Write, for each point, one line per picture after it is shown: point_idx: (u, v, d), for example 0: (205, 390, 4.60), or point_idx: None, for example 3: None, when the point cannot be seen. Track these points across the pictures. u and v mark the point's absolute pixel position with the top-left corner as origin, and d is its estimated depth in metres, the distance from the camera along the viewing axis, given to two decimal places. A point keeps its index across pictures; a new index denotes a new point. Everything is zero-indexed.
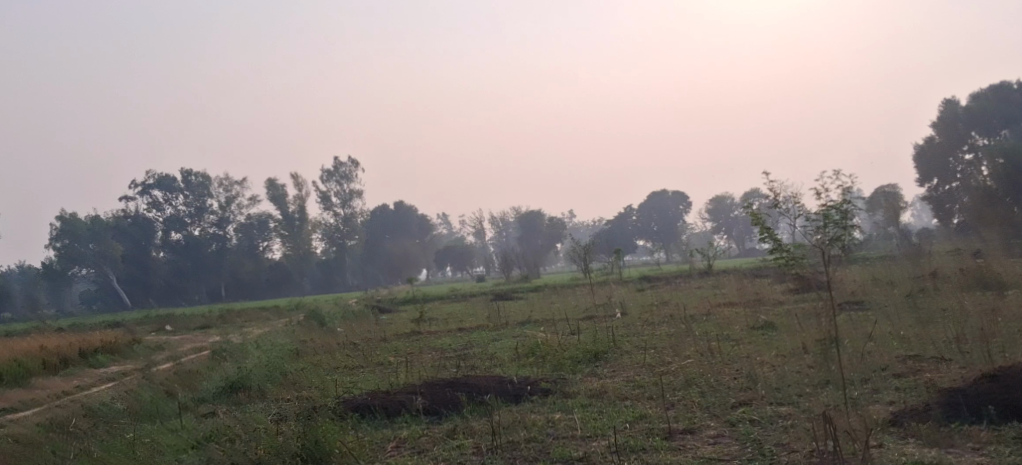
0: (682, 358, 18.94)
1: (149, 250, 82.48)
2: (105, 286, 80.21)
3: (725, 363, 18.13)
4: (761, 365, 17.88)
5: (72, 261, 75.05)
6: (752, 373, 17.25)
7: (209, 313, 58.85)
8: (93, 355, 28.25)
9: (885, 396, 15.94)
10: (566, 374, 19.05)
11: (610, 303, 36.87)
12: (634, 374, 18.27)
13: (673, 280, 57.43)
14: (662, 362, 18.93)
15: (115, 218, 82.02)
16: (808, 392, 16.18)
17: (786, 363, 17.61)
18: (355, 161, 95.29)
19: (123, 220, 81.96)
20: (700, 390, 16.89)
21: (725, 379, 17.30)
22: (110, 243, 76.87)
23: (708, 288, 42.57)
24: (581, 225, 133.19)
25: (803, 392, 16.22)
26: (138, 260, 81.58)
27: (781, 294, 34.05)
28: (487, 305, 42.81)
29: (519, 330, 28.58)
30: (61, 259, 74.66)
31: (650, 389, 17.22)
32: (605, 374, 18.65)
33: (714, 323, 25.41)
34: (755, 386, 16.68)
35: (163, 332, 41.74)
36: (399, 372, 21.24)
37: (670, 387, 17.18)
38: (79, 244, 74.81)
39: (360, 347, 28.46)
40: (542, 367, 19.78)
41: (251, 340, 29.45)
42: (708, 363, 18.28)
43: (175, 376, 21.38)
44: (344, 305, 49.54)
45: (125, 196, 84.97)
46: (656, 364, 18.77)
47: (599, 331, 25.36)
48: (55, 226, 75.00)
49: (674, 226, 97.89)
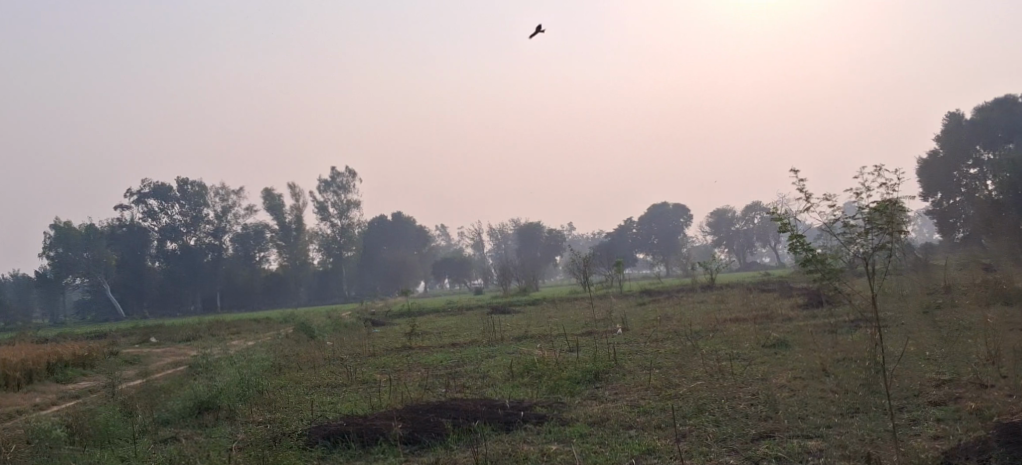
0: (690, 380, 17.49)
1: (143, 259, 80.76)
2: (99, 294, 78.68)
3: (739, 388, 16.66)
4: (780, 389, 16.46)
5: (65, 269, 73.48)
6: (771, 399, 15.80)
7: (200, 324, 57.24)
8: (63, 370, 26.79)
9: (925, 429, 14.56)
10: (564, 396, 17.57)
11: (611, 317, 35.38)
12: (638, 398, 16.80)
13: (674, 294, 55.79)
14: (669, 383, 17.47)
15: (110, 226, 80.59)
16: (836, 423, 14.75)
17: (807, 388, 16.19)
18: (353, 172, 93.81)
19: (117, 228, 80.31)
20: (713, 418, 15.44)
21: (740, 405, 15.85)
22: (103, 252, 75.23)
23: (711, 302, 41.00)
24: (580, 237, 131.79)
25: (831, 423, 14.80)
26: (133, 270, 80.36)
27: (789, 310, 32.57)
28: (483, 318, 41.30)
29: (514, 346, 27.13)
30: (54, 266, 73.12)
31: (655, 416, 15.76)
32: (605, 398, 17.19)
33: (721, 340, 23.95)
34: (775, 415, 15.24)
35: (147, 343, 40.34)
36: (383, 391, 19.79)
37: (679, 414, 15.72)
38: (73, 252, 73.49)
39: (346, 362, 27.00)
40: (537, 388, 18.32)
41: (233, 353, 28.01)
42: (719, 386, 16.84)
43: (142, 396, 19.92)
44: (336, 316, 47.96)
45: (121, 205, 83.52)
46: (662, 386, 17.33)
47: (599, 348, 23.91)
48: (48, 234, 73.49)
49: (673, 239, 96.73)
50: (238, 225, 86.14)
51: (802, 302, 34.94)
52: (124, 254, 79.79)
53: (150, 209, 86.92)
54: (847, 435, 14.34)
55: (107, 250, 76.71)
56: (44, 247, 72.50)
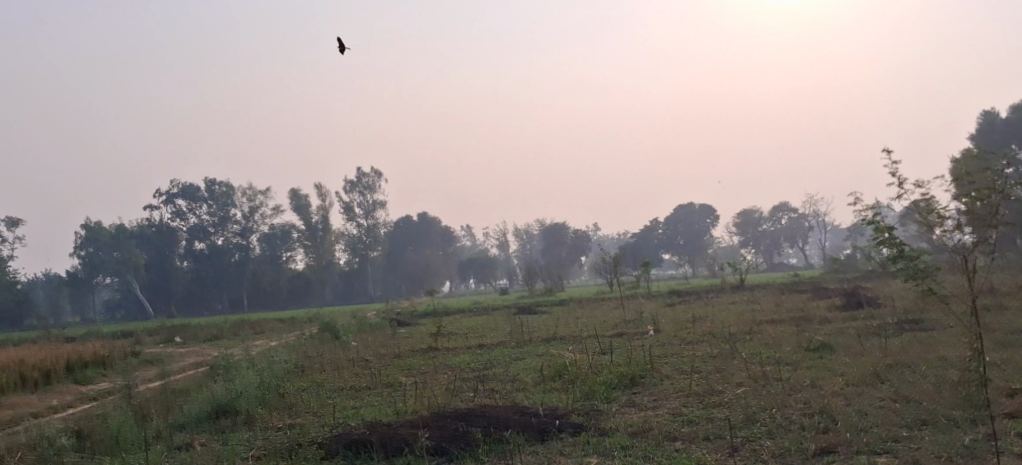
0: (734, 385, 16.54)
1: (172, 259, 80.46)
2: (128, 294, 78.49)
3: (788, 394, 15.68)
4: (834, 396, 15.51)
5: (95, 270, 72.91)
6: (827, 409, 14.83)
7: (226, 323, 56.75)
8: (82, 371, 26.07)
9: (1007, 445, 13.64)
10: (600, 403, 16.64)
11: (640, 318, 34.40)
12: (680, 405, 15.87)
13: (703, 294, 54.74)
14: (711, 390, 16.52)
15: (138, 227, 80.63)
16: (904, 438, 13.85)
17: (864, 397, 15.27)
18: (378, 172, 93.20)
19: (147, 229, 80.39)
20: (764, 430, 14.48)
21: (793, 414, 14.91)
22: (132, 252, 75.10)
23: (743, 304, 39.94)
24: (606, 237, 130.76)
25: (898, 437, 13.91)
26: (162, 269, 79.97)
27: (826, 312, 31.50)
28: (510, 318, 40.41)
29: (543, 347, 26.22)
30: (85, 266, 72.75)
31: (701, 427, 14.84)
32: (644, 405, 16.25)
33: (760, 343, 22.99)
34: (835, 426, 14.29)
35: (172, 343, 39.76)
36: (408, 396, 18.95)
37: (729, 424, 14.78)
38: (103, 251, 73.20)
39: (370, 363, 26.16)
40: (571, 392, 17.39)
41: (255, 354, 27.24)
42: (766, 392, 15.85)
43: (158, 399, 19.15)
44: (361, 315, 47.22)
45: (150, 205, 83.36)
46: (705, 393, 16.38)
47: (632, 351, 22.97)
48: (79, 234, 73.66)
49: (700, 239, 95.42)
50: (264, 225, 85.66)
51: (838, 304, 33.87)
52: (153, 254, 79.54)
53: (178, 209, 86.71)
54: (919, 454, 13.44)
55: (137, 250, 76.63)
56: (75, 248, 72.65)
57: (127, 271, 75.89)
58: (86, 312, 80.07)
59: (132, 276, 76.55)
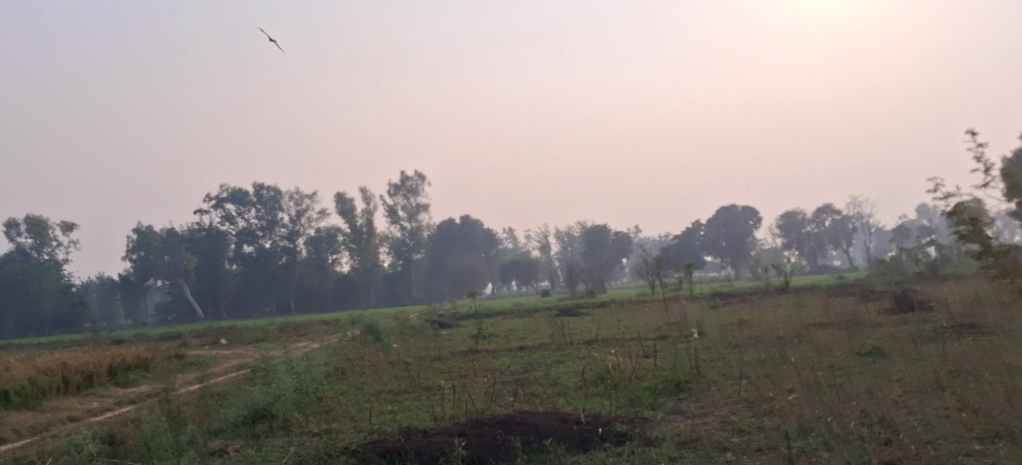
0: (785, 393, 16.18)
1: (221, 262, 80.89)
2: (179, 297, 79.33)
3: (844, 403, 15.26)
4: (894, 407, 15.26)
5: (147, 273, 75.74)
6: (888, 419, 14.46)
7: (270, 325, 56.74)
8: (124, 372, 25.84)
9: None
10: (646, 410, 16.26)
11: (684, 321, 33.73)
12: (730, 414, 15.75)
13: (748, 297, 53.88)
14: (761, 397, 16.24)
15: (190, 231, 81.16)
16: (973, 454, 13.63)
17: (927, 408, 15.06)
18: (421, 175, 93.02)
19: (197, 233, 80.89)
20: (819, 439, 14.13)
21: (852, 424, 14.68)
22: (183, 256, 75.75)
23: (791, 306, 39.13)
24: (648, 239, 129.62)
25: (966, 453, 13.70)
26: (212, 272, 80.40)
27: (876, 315, 30.71)
28: (551, 321, 39.91)
29: (586, 351, 25.72)
30: (136, 271, 75.56)
31: (753, 438, 14.72)
32: (691, 413, 16.01)
33: (810, 347, 22.36)
34: (897, 440, 14.15)
35: (215, 344, 39.68)
36: (448, 400, 18.59)
37: (783, 436, 14.62)
38: (153, 255, 75.49)
39: (410, 366, 25.82)
40: (614, 398, 16.90)
41: (295, 356, 26.98)
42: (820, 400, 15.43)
43: (194, 402, 18.90)
44: (403, 318, 46.96)
45: (199, 210, 83.95)
46: (755, 402, 16.08)
47: (678, 355, 22.41)
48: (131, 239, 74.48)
49: (744, 241, 94.15)
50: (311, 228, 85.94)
51: (889, 307, 33.01)
52: (203, 258, 80.15)
53: (227, 213, 87.17)
54: None
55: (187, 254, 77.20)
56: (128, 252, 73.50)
57: (177, 274, 76.50)
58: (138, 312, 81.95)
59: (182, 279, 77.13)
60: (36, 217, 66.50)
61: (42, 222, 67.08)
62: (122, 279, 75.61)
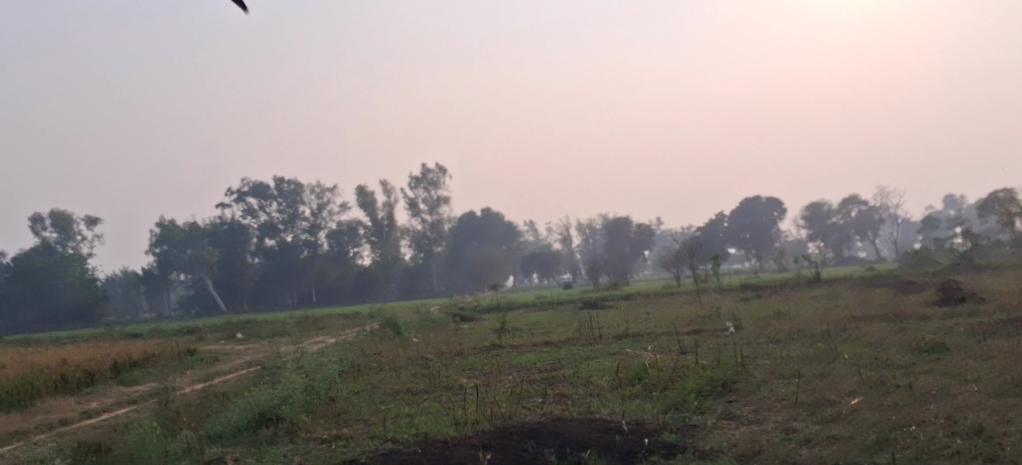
0: (846, 395, 15.17)
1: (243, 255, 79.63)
2: (201, 290, 78.57)
3: (918, 408, 14.41)
4: (981, 410, 14.18)
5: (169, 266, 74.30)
6: (981, 429, 13.59)
7: (288, 319, 55.37)
8: (129, 368, 24.32)
9: None
10: (694, 417, 15.00)
11: (718, 315, 32.07)
12: (790, 420, 14.66)
13: (779, 289, 52.01)
14: (822, 399, 15.12)
15: (210, 225, 80.01)
16: None
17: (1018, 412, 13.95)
18: (443, 168, 91.59)
19: (218, 226, 79.69)
20: (905, 453, 13.23)
21: (938, 433, 13.66)
22: (205, 249, 74.91)
23: (825, 298, 37.46)
24: (670, 233, 127.47)
25: None
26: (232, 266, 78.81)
27: (922, 308, 29.02)
28: (577, 314, 38.32)
29: (617, 346, 24.13)
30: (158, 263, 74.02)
31: (826, 449, 13.59)
32: (745, 419, 14.94)
33: (861, 344, 20.86)
34: (1000, 452, 13.09)
35: (230, 340, 38.14)
36: (469, 402, 17.26)
37: (859, 445, 13.56)
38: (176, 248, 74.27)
39: (430, 363, 24.33)
40: (656, 401, 15.70)
41: (308, 353, 25.52)
42: (886, 404, 14.62)
43: (197, 403, 17.71)
44: (424, 311, 45.51)
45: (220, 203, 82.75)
46: (815, 407, 14.94)
47: (717, 351, 20.93)
48: (152, 231, 73.54)
49: (768, 233, 92.09)
50: (332, 221, 84.69)
51: (934, 299, 31.27)
52: (223, 251, 79.08)
53: (248, 206, 85.94)
54: None
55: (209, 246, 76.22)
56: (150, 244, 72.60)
57: (198, 267, 75.40)
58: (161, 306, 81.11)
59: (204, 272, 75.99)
60: (57, 210, 65.62)
61: (66, 215, 66.25)
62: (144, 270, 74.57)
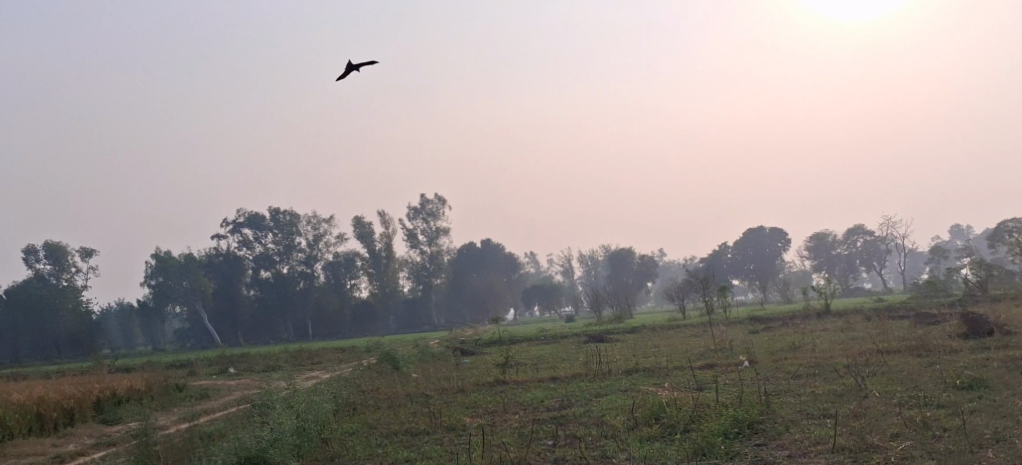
0: (889, 438, 15.38)
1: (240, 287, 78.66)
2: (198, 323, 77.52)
3: (974, 459, 14.53)
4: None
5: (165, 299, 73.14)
6: None
7: (285, 352, 53.96)
8: (113, 406, 23.06)
9: None
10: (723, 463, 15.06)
11: (729, 347, 30.84)
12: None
13: (789, 321, 50.73)
14: (864, 443, 15.25)
15: (206, 256, 78.92)
16: None
17: None
18: (443, 199, 90.56)
19: (215, 258, 78.67)
20: None
21: None
22: (202, 281, 73.88)
23: (838, 330, 36.35)
24: (672, 265, 125.99)
25: None
26: (230, 299, 77.83)
27: (945, 340, 27.97)
28: (581, 347, 37.06)
29: (628, 382, 23.02)
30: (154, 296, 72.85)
31: None
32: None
33: (892, 380, 19.97)
34: None
35: (222, 375, 36.76)
36: (468, 450, 16.32)
37: None
38: (173, 282, 73.11)
39: (430, 400, 23.11)
40: (678, 445, 15.75)
41: (304, 389, 24.40)
42: (937, 451, 14.80)
43: (176, 445, 16.74)
44: (423, 345, 44.09)
45: (218, 234, 81.65)
46: (858, 453, 15.07)
47: (738, 388, 19.94)
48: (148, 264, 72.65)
49: (772, 265, 90.96)
50: (329, 253, 83.63)
51: (955, 332, 30.14)
52: (220, 283, 77.98)
53: (245, 238, 84.84)
54: None
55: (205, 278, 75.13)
56: (146, 277, 71.68)
57: (195, 299, 74.34)
58: (158, 339, 79.80)
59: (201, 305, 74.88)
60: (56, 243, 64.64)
61: (62, 248, 65.15)
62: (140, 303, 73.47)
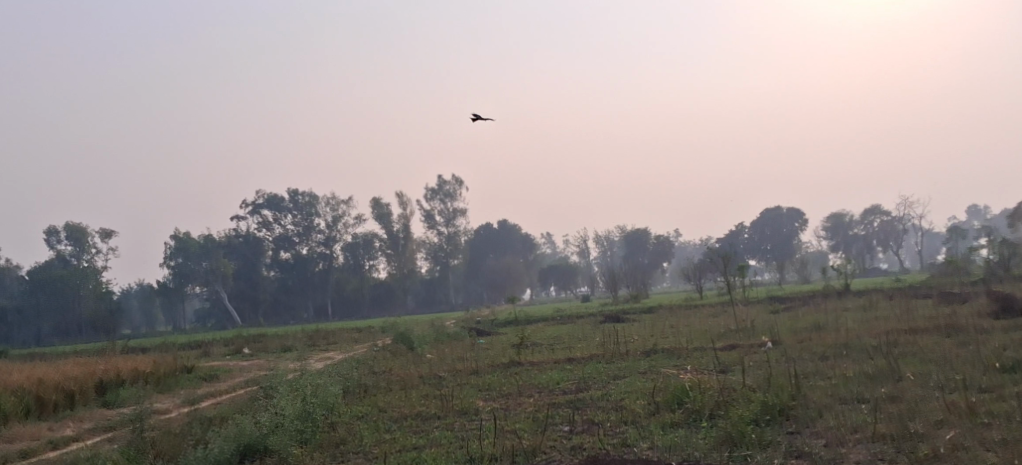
0: (934, 427, 14.90)
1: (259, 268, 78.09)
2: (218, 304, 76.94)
3: None
4: None
5: (185, 280, 72.57)
6: None
7: (300, 333, 53.29)
8: (116, 388, 22.30)
9: None
10: (757, 454, 14.62)
11: (751, 327, 29.87)
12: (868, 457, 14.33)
13: (809, 300, 49.66)
14: (907, 432, 14.80)
15: (226, 237, 78.13)
16: None
17: None
18: (459, 179, 89.59)
19: (234, 239, 78.10)
20: None
21: None
22: (221, 262, 73.32)
23: (860, 309, 35.46)
24: (689, 247, 124.83)
25: None
26: (249, 279, 77.28)
27: (975, 320, 26.99)
28: (598, 327, 36.16)
29: (650, 363, 22.17)
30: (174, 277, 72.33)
31: None
32: (818, 456, 14.53)
33: (926, 360, 19.26)
34: None
35: (234, 355, 36.03)
36: (473, 438, 15.88)
37: None
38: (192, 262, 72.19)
39: (443, 382, 22.29)
40: (706, 435, 15.30)
41: (314, 370, 23.66)
42: (986, 441, 14.33)
43: (173, 431, 16.77)
44: (439, 324, 43.29)
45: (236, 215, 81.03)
46: (903, 443, 14.57)
47: (764, 370, 19.22)
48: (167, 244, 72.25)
49: (790, 244, 89.64)
50: (348, 234, 82.93)
51: (984, 312, 29.13)
52: (240, 263, 77.13)
53: (265, 219, 84.38)
54: None
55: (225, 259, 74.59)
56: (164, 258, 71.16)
57: (214, 280, 73.83)
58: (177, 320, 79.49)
59: (221, 286, 74.34)
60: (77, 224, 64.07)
61: (83, 229, 64.60)
62: (160, 284, 72.97)
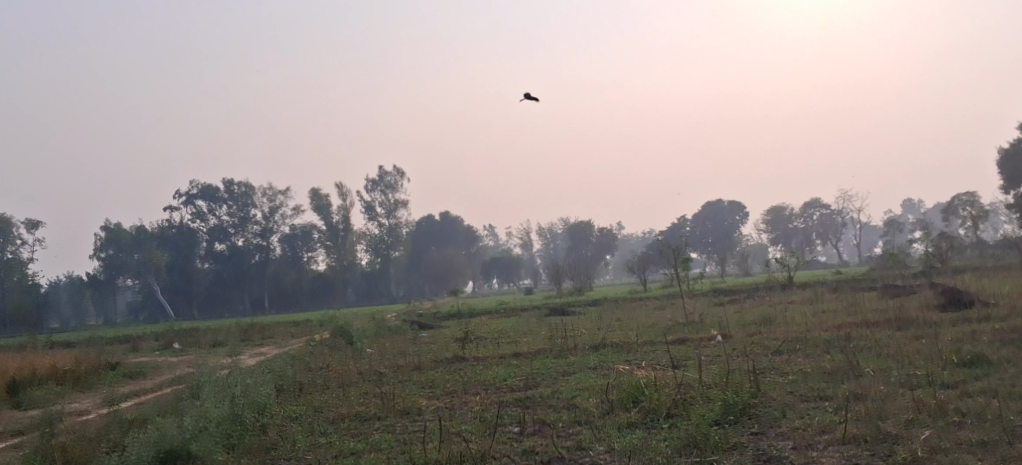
0: (906, 428, 14.78)
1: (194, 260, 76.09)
2: (151, 296, 74.69)
3: (1002, 449, 14.09)
4: None
5: (116, 272, 70.25)
6: None
7: (235, 326, 51.72)
8: (31, 388, 20.98)
9: None
10: (723, 459, 14.25)
11: (699, 321, 29.26)
12: (839, 459, 14.20)
13: (753, 293, 49.42)
14: (879, 432, 14.69)
15: (159, 229, 75.89)
16: None
17: None
18: (401, 170, 88.33)
19: (168, 230, 75.99)
20: None
21: None
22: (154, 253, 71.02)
23: (805, 303, 35.07)
24: (631, 241, 124.74)
25: None
26: (183, 272, 75.32)
27: (924, 313, 26.66)
28: (542, 320, 35.42)
29: (599, 358, 21.38)
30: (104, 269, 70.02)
31: None
32: (789, 459, 14.28)
33: (884, 354, 18.86)
34: None
35: (164, 351, 34.53)
36: (416, 444, 15.12)
37: None
38: (124, 254, 69.97)
39: (384, 379, 21.28)
40: (669, 437, 14.90)
41: (247, 367, 22.53)
42: (958, 442, 14.28)
43: (87, 441, 15.74)
44: (379, 318, 42.11)
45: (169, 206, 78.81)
46: (875, 445, 14.45)
47: (718, 365, 18.68)
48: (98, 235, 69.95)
49: (731, 238, 89.77)
50: (286, 225, 81.16)
51: (931, 304, 28.87)
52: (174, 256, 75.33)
53: (199, 210, 82.28)
54: None
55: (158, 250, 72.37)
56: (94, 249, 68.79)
57: (147, 272, 71.63)
58: (109, 313, 77.20)
59: (153, 278, 72.17)
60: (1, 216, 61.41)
61: (8, 220, 61.99)
62: (90, 276, 70.59)
